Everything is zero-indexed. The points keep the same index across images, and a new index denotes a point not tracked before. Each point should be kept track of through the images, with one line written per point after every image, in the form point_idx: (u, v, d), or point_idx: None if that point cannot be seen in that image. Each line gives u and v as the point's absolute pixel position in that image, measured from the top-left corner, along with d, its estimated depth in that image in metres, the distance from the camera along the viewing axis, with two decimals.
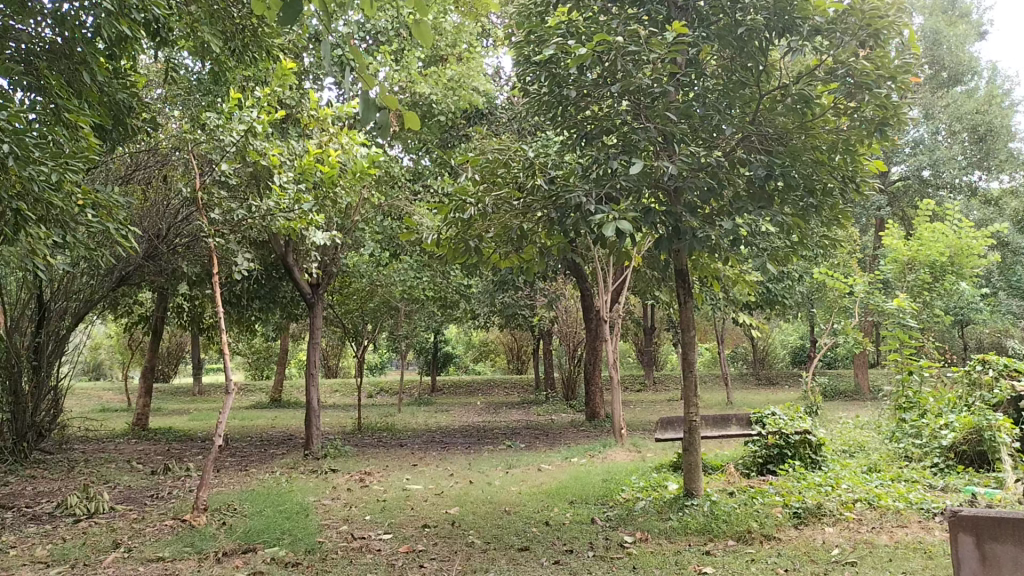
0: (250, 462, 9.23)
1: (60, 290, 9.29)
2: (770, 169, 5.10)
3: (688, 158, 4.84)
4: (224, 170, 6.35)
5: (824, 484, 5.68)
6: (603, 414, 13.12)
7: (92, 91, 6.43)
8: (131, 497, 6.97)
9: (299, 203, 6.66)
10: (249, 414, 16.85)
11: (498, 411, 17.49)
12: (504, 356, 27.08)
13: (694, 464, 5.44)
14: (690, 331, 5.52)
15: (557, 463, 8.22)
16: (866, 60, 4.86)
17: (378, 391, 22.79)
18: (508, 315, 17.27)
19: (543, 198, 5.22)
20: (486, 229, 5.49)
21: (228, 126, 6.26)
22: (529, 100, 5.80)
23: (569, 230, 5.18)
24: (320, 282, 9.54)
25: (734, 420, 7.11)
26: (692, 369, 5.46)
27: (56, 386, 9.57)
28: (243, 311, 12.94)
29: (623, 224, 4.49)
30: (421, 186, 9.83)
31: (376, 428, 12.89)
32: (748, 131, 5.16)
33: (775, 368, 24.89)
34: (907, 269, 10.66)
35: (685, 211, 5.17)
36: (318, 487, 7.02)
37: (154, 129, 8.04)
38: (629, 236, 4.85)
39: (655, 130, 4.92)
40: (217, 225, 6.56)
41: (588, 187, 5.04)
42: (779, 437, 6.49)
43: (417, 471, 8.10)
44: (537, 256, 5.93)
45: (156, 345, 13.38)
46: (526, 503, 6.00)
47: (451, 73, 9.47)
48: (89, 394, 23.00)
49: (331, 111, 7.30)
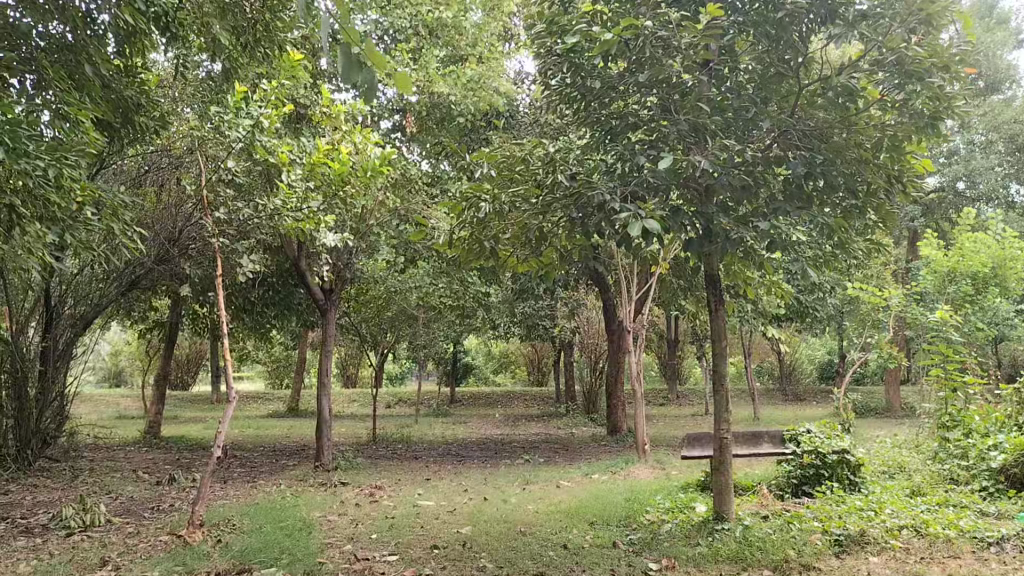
0: (258, 473, 8.92)
1: (68, 293, 9.09)
2: (809, 166, 4.73)
3: (721, 153, 4.47)
4: (230, 168, 6.05)
5: (867, 508, 5.24)
6: (625, 428, 12.66)
7: (94, 84, 6.19)
8: (130, 509, 6.68)
9: (308, 202, 6.30)
10: (264, 423, 16.60)
11: (518, 424, 17.11)
12: (525, 367, 26.72)
13: (725, 485, 5.04)
14: (721, 341, 5.12)
15: (577, 480, 7.84)
16: (920, 47, 4.44)
17: (397, 401, 22.49)
18: (529, 325, 16.88)
19: (564, 196, 4.83)
20: (503, 230, 5.16)
21: (234, 120, 5.93)
22: (550, 94, 5.45)
23: (592, 231, 4.81)
24: (333, 287, 9.25)
25: (766, 437, 6.70)
26: (723, 382, 5.07)
27: (62, 393, 9.35)
28: (258, 318, 12.67)
29: (650, 223, 4.14)
30: (439, 190, 9.52)
31: (392, 439, 12.55)
32: (787, 127, 4.79)
33: (803, 384, 24.29)
34: (947, 280, 10.16)
35: (717, 211, 4.81)
36: (325, 501, 6.69)
37: (164, 127, 7.81)
38: (657, 238, 4.47)
39: (686, 123, 4.57)
40: (222, 225, 6.25)
41: (612, 185, 4.68)
42: (815, 456, 6.11)
43: (430, 485, 7.74)
44: (556, 260, 5.60)
45: (169, 351, 13.16)
46: (543, 523, 5.62)
47: (471, 74, 9.16)
48: (108, 401, 22.93)
49: (345, 108, 6.98)
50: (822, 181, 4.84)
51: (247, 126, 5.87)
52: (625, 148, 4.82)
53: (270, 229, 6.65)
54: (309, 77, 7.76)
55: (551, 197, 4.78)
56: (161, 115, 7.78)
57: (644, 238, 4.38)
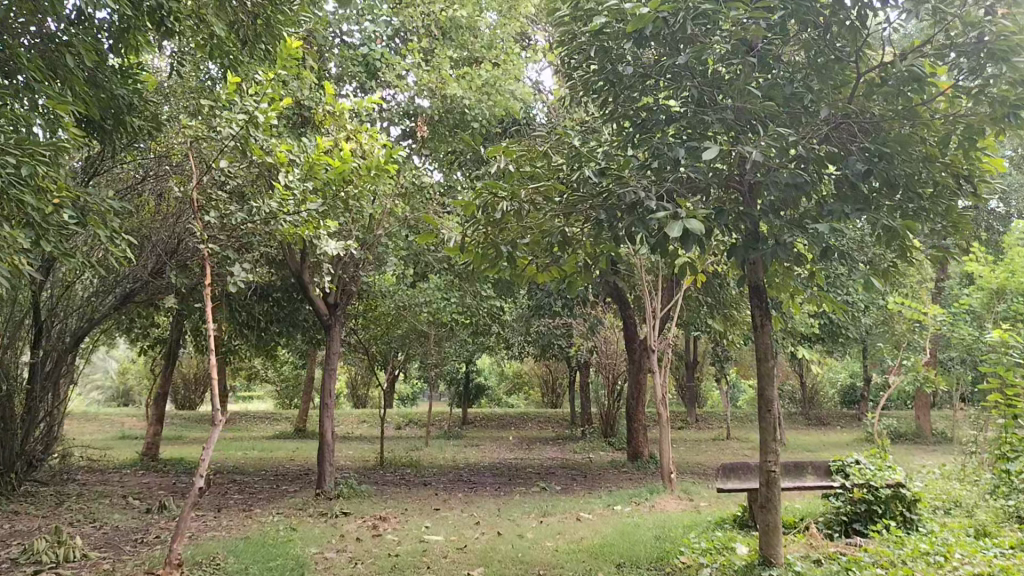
0: (256, 501, 8.35)
1: (59, 305, 8.64)
2: (871, 159, 4.16)
3: (774, 144, 3.87)
4: (222, 169, 5.52)
5: (933, 553, 4.60)
6: (646, 453, 11.99)
7: (76, 78, 5.70)
8: (111, 543, 6.12)
9: (305, 205, 5.59)
10: (270, 445, 16.06)
11: (532, 447, 16.46)
12: (539, 389, 26.11)
13: (774, 524, 4.44)
14: (768, 361, 4.52)
15: (599, 512, 7.22)
16: (1004, 22, 3.86)
17: (407, 422, 21.91)
18: (544, 344, 16.29)
19: (591, 196, 4.25)
20: (522, 234, 4.57)
21: (226, 114, 5.40)
22: (574, 83, 4.88)
23: (622, 236, 4.23)
24: (338, 302, 8.72)
25: (809, 467, 6.08)
26: (770, 407, 4.46)
27: (50, 412, 8.85)
28: (262, 335, 12.16)
29: (693, 223, 3.56)
30: (450, 199, 8.98)
31: (401, 464, 11.95)
32: (847, 117, 4.22)
33: (825, 409, 23.55)
34: (995, 298, 9.49)
35: (766, 212, 4.22)
36: (323, 535, 6.10)
37: (158, 128, 7.33)
38: (699, 241, 3.89)
39: (734, 112, 4.01)
40: (213, 230, 5.72)
41: (647, 183, 4.10)
42: (866, 490, 5.49)
43: (439, 516, 7.14)
44: (579, 269, 4.99)
45: (170, 369, 12.66)
46: (564, 565, 5.01)
47: (485, 77, 8.67)
48: (113, 420, 22.47)
49: (348, 106, 6.44)
50: (887, 178, 4.26)
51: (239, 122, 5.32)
52: (660, 140, 4.25)
53: (266, 236, 6.11)
54: (312, 76, 7.28)
55: (579, 196, 4.19)
56: (154, 116, 7.29)
57: (684, 242, 3.82)
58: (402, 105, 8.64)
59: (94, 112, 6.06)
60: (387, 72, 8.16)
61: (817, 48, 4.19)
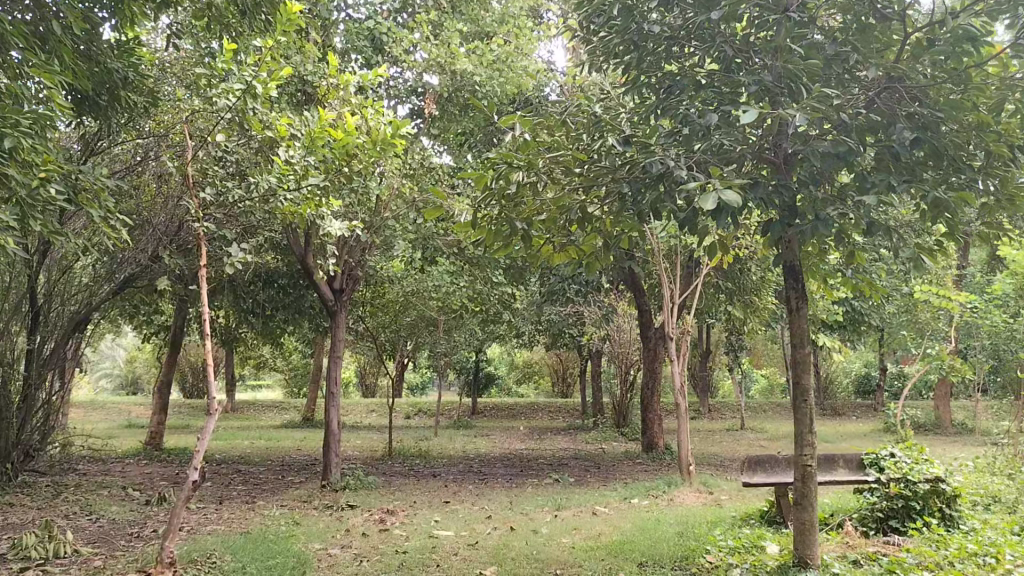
0: (259, 493, 8.08)
1: (56, 290, 8.36)
2: (919, 127, 3.82)
3: (817, 108, 3.52)
4: (217, 143, 5.20)
5: (981, 553, 4.27)
6: (661, 444, 11.66)
7: (63, 45, 5.38)
8: (106, 538, 5.84)
9: (306, 181, 5.23)
10: (276, 435, 15.82)
11: (543, 437, 16.15)
12: (548, 378, 25.85)
13: (810, 523, 4.11)
14: (803, 347, 4.17)
15: (617, 506, 6.91)
16: None
17: (416, 411, 21.65)
18: (555, 332, 15.96)
19: (614, 168, 3.92)
20: (537, 211, 4.24)
21: (222, 84, 5.08)
22: (594, 48, 4.54)
23: (646, 211, 3.89)
24: (343, 287, 8.46)
25: (840, 460, 5.76)
26: (806, 397, 4.11)
27: (48, 401, 8.59)
28: (267, 322, 11.88)
29: (729, 193, 3.23)
30: (460, 179, 8.65)
31: (410, 454, 11.67)
32: (895, 80, 3.86)
33: (840, 398, 23.18)
34: None
35: (804, 184, 3.88)
36: (329, 529, 5.82)
37: (155, 104, 7.02)
38: (732, 215, 3.55)
39: (771, 72, 3.65)
40: (209, 208, 5.40)
41: (676, 152, 3.76)
42: (903, 485, 5.16)
43: (449, 510, 6.83)
44: (598, 248, 4.66)
45: (173, 358, 12.40)
46: (582, 564, 4.70)
47: (496, 52, 8.34)
48: (120, 409, 22.28)
49: (352, 78, 6.12)
50: (937, 148, 3.91)
51: (237, 92, 5.00)
52: (688, 105, 3.91)
53: (267, 215, 5.80)
54: (315, 48, 6.94)
55: (600, 167, 3.86)
56: (151, 92, 6.98)
57: (716, 216, 3.50)
58: (409, 82, 8.32)
59: (84, 86, 5.74)
60: (394, 47, 7.84)
61: (861, 4, 3.84)
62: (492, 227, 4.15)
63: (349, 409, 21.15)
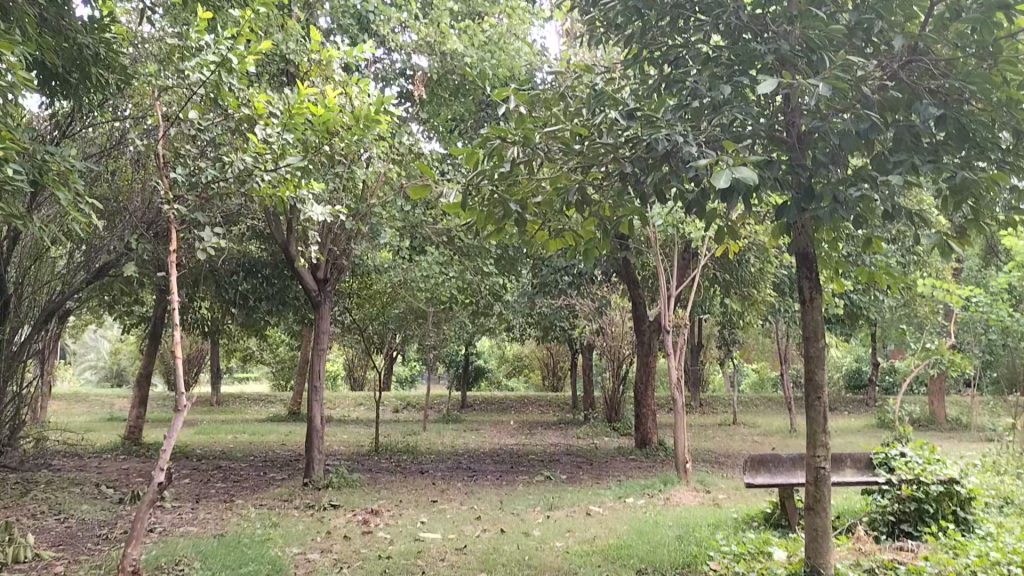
0: (239, 490, 7.76)
1: (26, 279, 7.99)
2: (947, 102, 3.52)
3: (839, 78, 3.20)
4: (191, 119, 4.84)
5: (1003, 561, 4.00)
6: (654, 440, 11.39)
7: (23, 11, 5.00)
8: (72, 540, 5.50)
9: (285, 159, 4.86)
10: (261, 428, 15.48)
11: (533, 432, 15.88)
12: (539, 371, 25.58)
13: (823, 530, 3.84)
14: (818, 340, 3.88)
15: (612, 505, 6.63)
16: None
17: (405, 405, 21.35)
18: (546, 325, 15.68)
19: (616, 145, 3.59)
20: (533, 193, 3.92)
21: (196, 58, 4.73)
22: (595, 18, 4.20)
23: (651, 192, 3.57)
24: (328, 278, 8.14)
25: (848, 459, 5.48)
26: (820, 393, 3.82)
27: (16, 395, 8.23)
28: (251, 313, 11.53)
29: (744, 170, 2.92)
30: (449, 165, 8.32)
31: (397, 450, 11.37)
32: (921, 50, 3.55)
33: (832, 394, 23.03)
34: None
35: (822, 165, 3.57)
36: (309, 531, 5.51)
37: (128, 82, 6.65)
38: (744, 195, 3.24)
39: (790, 40, 3.34)
40: (180, 189, 5.05)
41: (684, 127, 3.44)
42: (915, 488, 4.89)
43: (437, 510, 6.54)
44: (598, 234, 4.35)
45: (153, 349, 12.04)
46: (578, 571, 4.40)
47: (488, 32, 8.01)
48: (102, 401, 21.87)
49: (336, 54, 5.79)
50: (962, 126, 3.62)
51: (212, 64, 4.64)
52: (698, 77, 3.60)
53: (244, 198, 5.46)
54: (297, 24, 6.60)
55: (603, 144, 3.54)
56: (124, 69, 6.61)
57: (726, 198, 3.22)
58: (398, 63, 7.99)
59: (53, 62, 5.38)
60: (383, 27, 7.55)
61: None
62: (485, 208, 3.81)
63: (336, 403, 20.83)
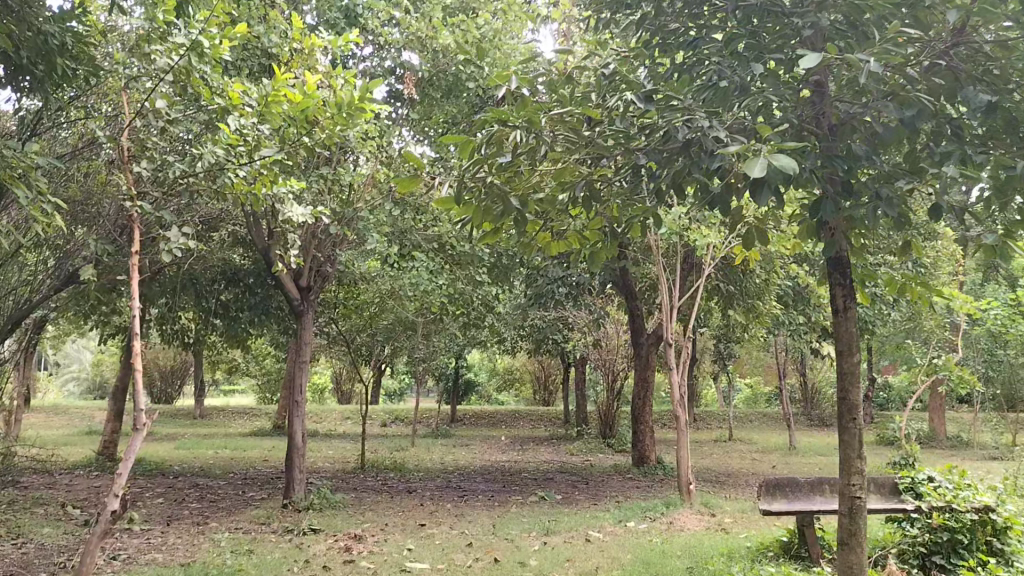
0: (215, 511, 7.30)
1: None
2: (1001, 89, 3.12)
3: (889, 52, 2.80)
4: (158, 108, 4.41)
5: None
6: (652, 457, 10.97)
7: None
8: (25, 569, 5.03)
9: (259, 153, 4.43)
10: (244, 443, 14.98)
11: (525, 448, 15.45)
12: (530, 385, 25.14)
13: (857, 565, 3.46)
14: (852, 355, 3.47)
15: (613, 531, 6.19)
16: None
17: (393, 419, 20.85)
18: (539, 337, 15.26)
19: (629, 132, 3.19)
20: (535, 188, 3.50)
21: (164, 42, 4.31)
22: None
23: (669, 185, 3.17)
24: (311, 286, 7.72)
25: (871, 484, 5.08)
26: (855, 414, 3.42)
27: None
28: (232, 323, 11.09)
29: (784, 159, 2.50)
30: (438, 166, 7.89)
31: (384, 467, 10.91)
32: (971, 32, 3.16)
33: (826, 410, 22.67)
34: None
35: (859, 159, 3.18)
36: (288, 559, 5.08)
37: (98, 75, 6.21)
38: (777, 185, 2.83)
39: (827, 16, 2.95)
40: (146, 187, 4.61)
41: (708, 113, 3.04)
42: (948, 516, 4.50)
43: (424, 535, 6.10)
44: (604, 236, 3.94)
45: (130, 361, 11.55)
46: None
47: (482, 27, 7.62)
48: (82, 414, 21.29)
49: (320, 42, 5.38)
50: (1016, 116, 3.22)
51: (180, 48, 4.22)
52: (723, 58, 3.20)
53: (216, 198, 5.02)
54: (278, 13, 6.19)
55: (614, 131, 3.15)
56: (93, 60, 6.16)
57: (754, 192, 2.87)
58: (384, 59, 7.59)
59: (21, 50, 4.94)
60: (371, 20, 7.18)
61: None
62: (481, 202, 3.28)
63: (323, 417, 20.32)
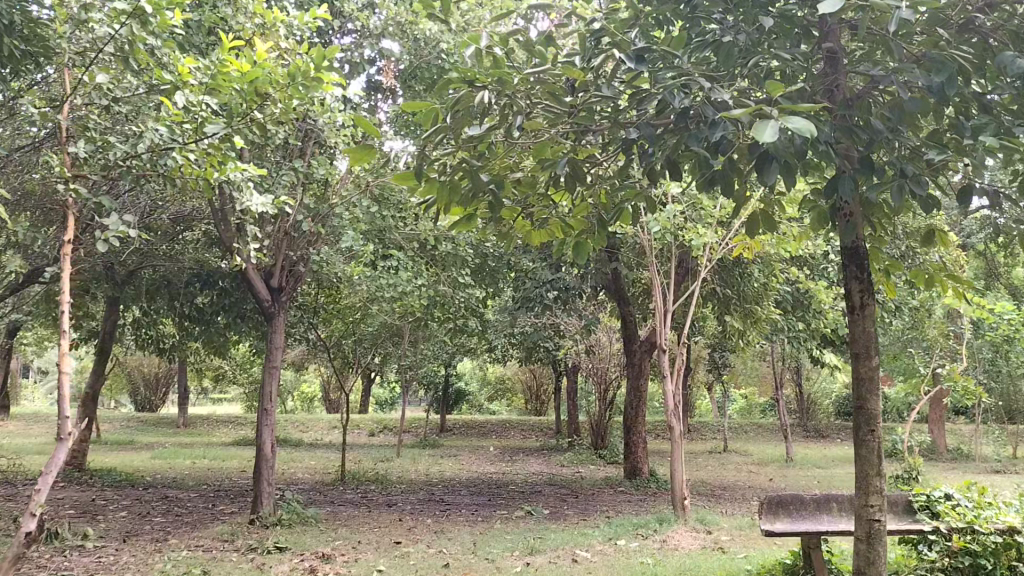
0: (179, 526, 6.86)
1: None
2: None
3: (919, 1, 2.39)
4: (95, 80, 3.98)
5: None
6: (644, 469, 10.54)
7: None
8: None
9: (207, 131, 4.03)
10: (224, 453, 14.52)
11: (515, 459, 15.02)
12: (522, 395, 24.71)
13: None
14: (871, 358, 3.04)
15: (602, 550, 5.76)
16: None
17: (382, 429, 20.40)
18: (529, 343, 14.85)
19: (614, 97, 2.79)
20: (511, 165, 3.08)
21: (105, 9, 3.91)
22: None
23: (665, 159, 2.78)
24: (283, 286, 7.29)
25: (883, 501, 4.64)
26: (874, 426, 3.01)
27: None
28: (207, 327, 10.63)
29: (799, 121, 2.08)
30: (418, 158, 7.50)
31: (364, 478, 10.48)
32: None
33: (822, 421, 22.31)
34: None
35: (879, 134, 2.79)
36: None
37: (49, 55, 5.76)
38: (787, 154, 2.42)
39: None
40: (85, 170, 4.17)
41: (704, 77, 2.65)
42: (969, 537, 4.06)
43: (399, 554, 5.66)
44: (590, 225, 3.52)
45: (100, 367, 11.07)
46: None
47: (468, 15, 7.24)
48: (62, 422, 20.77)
49: (285, 19, 4.99)
50: None
51: (120, 14, 3.81)
52: (721, 17, 2.81)
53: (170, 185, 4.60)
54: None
55: (597, 95, 2.75)
56: None
57: (761, 167, 2.46)
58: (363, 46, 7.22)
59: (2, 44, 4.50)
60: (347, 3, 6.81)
61: None
62: (446, 178, 2.86)
63: (308, 425, 19.88)
